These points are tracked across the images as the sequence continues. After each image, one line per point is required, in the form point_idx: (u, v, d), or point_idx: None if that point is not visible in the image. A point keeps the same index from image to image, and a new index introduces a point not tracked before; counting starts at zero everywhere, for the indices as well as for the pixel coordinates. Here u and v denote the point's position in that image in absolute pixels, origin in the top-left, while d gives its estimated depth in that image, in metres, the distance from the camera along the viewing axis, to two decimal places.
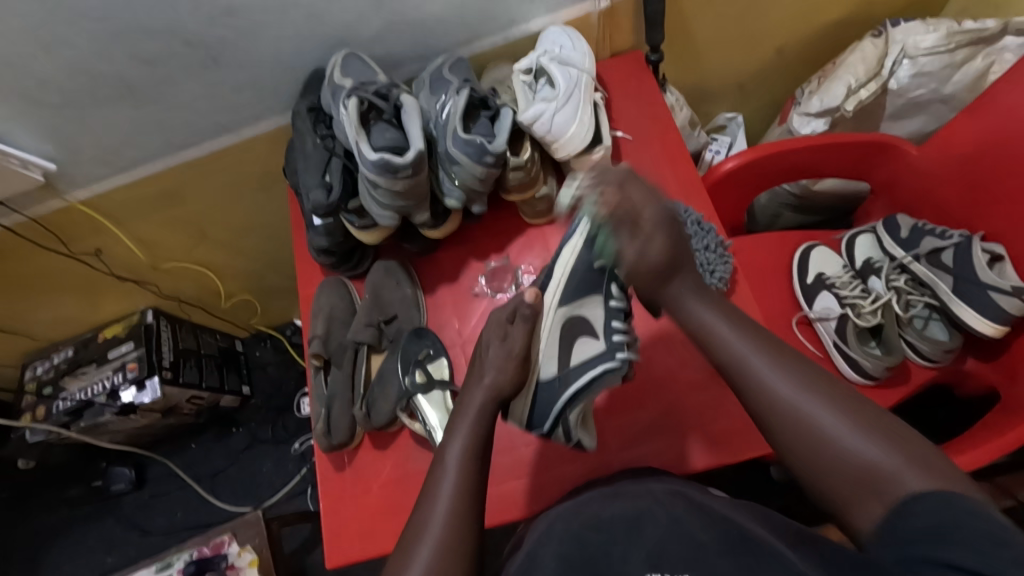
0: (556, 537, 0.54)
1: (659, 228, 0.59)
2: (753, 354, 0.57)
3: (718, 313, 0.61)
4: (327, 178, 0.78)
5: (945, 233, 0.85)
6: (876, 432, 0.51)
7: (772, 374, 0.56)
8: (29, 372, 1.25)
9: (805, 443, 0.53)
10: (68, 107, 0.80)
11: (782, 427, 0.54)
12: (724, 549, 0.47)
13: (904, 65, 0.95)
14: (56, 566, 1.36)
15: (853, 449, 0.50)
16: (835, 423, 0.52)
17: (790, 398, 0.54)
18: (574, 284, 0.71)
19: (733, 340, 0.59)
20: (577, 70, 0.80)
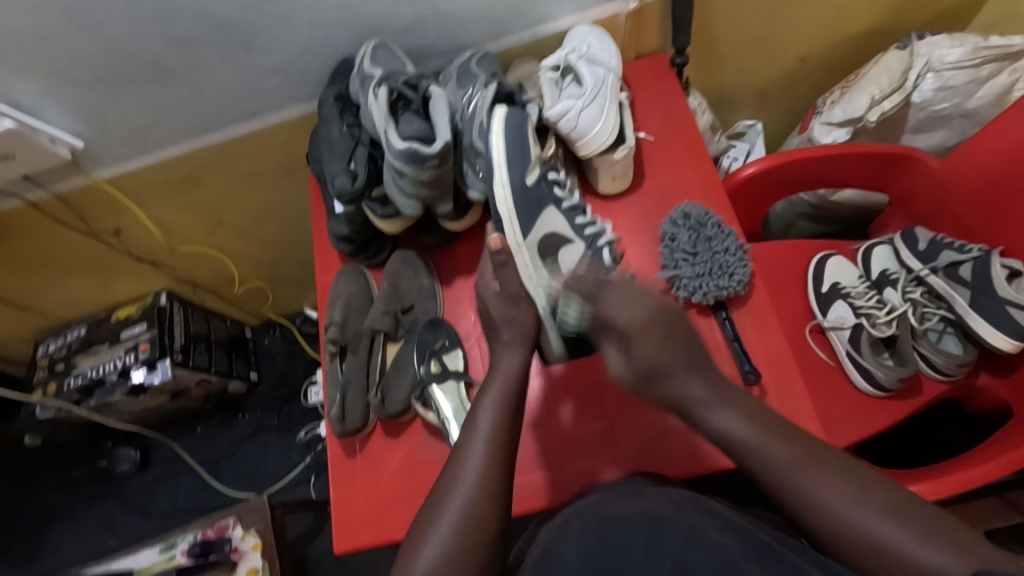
0: (578, 536, 0.54)
1: (644, 331, 0.58)
2: (793, 469, 0.54)
3: (741, 417, 0.58)
4: (352, 166, 0.79)
5: (964, 247, 0.85)
6: (931, 532, 0.48)
7: (816, 483, 0.53)
8: (41, 349, 1.26)
9: (858, 550, 0.50)
10: (100, 86, 0.81)
11: (834, 536, 0.51)
12: (749, 554, 0.50)
13: (929, 79, 0.95)
14: (59, 543, 1.37)
15: (916, 556, 0.48)
16: (883, 528, 0.50)
17: (836, 509, 0.51)
18: (531, 199, 0.74)
19: (762, 447, 0.56)
20: (604, 69, 0.81)
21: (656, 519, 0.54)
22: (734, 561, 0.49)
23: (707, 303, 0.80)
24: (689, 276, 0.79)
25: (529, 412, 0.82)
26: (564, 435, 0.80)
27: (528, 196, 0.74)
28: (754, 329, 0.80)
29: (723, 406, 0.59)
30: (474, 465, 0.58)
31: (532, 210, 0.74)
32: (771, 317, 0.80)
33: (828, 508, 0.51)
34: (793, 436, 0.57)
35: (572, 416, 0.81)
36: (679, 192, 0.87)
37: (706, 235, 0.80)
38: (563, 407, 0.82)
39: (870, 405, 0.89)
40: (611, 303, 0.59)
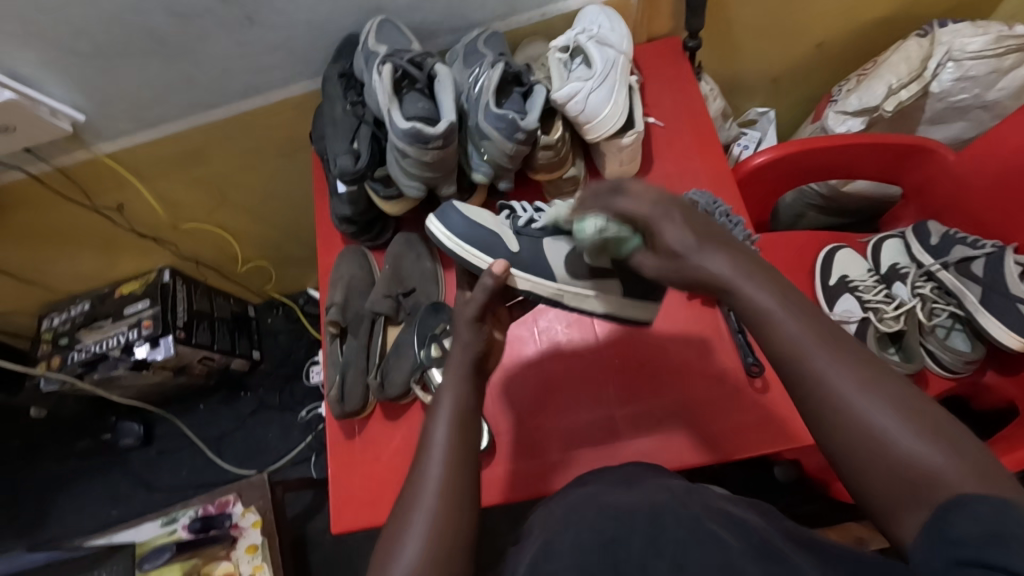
0: (572, 534, 0.53)
1: (680, 219, 0.57)
2: (818, 351, 0.50)
3: (771, 289, 0.53)
4: (355, 146, 0.77)
5: (976, 243, 0.83)
6: (942, 439, 0.44)
7: (831, 364, 0.49)
8: (45, 323, 1.26)
9: (856, 438, 0.46)
10: (101, 59, 0.80)
11: (832, 423, 0.48)
12: (751, 554, 0.47)
13: (949, 68, 0.92)
14: (63, 514, 1.38)
15: (917, 457, 0.44)
16: (888, 420, 0.46)
17: (841, 388, 0.48)
18: (527, 254, 0.69)
19: (783, 315, 0.52)
20: (614, 51, 0.79)
21: (656, 512, 0.53)
22: (737, 563, 0.46)
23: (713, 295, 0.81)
24: None
25: (560, 381, 0.82)
26: (565, 419, 0.80)
27: (523, 253, 0.69)
28: None
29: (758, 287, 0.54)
30: (470, 456, 0.56)
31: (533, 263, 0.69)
32: None
33: (829, 386, 0.48)
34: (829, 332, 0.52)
35: (566, 406, 0.81)
36: (688, 178, 0.85)
37: (713, 225, 0.78)
38: (557, 397, 0.81)
39: None
40: (629, 197, 0.58)
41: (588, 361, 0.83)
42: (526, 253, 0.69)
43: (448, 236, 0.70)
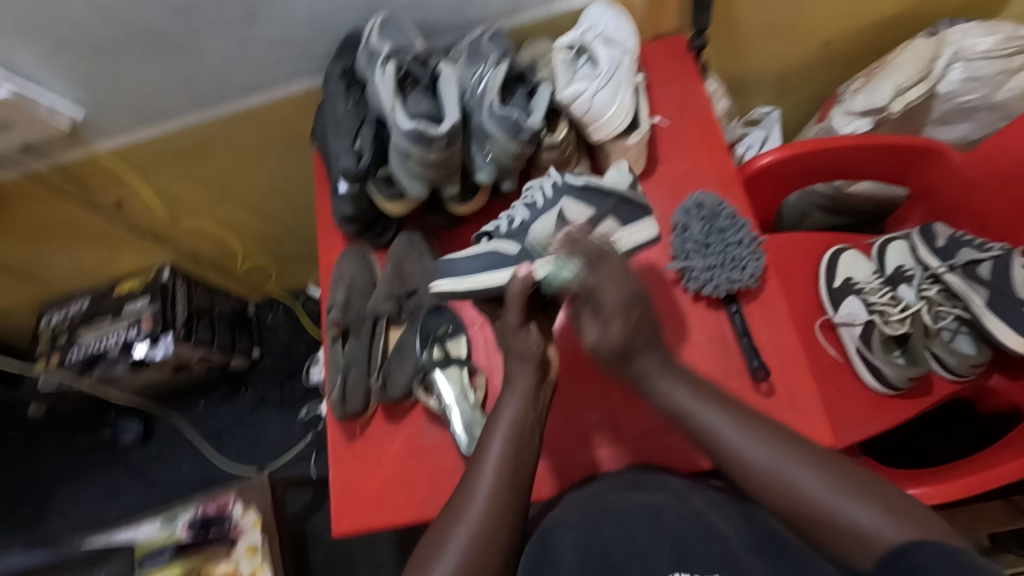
0: (577, 527, 0.57)
1: (621, 313, 0.62)
2: (724, 427, 0.57)
3: (683, 384, 0.62)
4: (358, 145, 0.77)
5: (983, 245, 0.83)
6: (865, 495, 0.49)
7: (745, 442, 0.56)
8: (44, 320, 1.25)
9: (786, 504, 0.52)
10: (101, 55, 0.79)
11: (768, 491, 0.53)
12: (752, 549, 0.53)
13: (957, 68, 0.91)
14: (62, 510, 1.38)
15: (845, 513, 0.49)
16: (813, 480, 0.51)
17: (764, 461, 0.54)
18: (529, 247, 0.70)
19: (701, 409, 0.59)
20: (620, 50, 0.78)
21: (657, 508, 0.56)
22: (735, 555, 0.50)
23: (718, 296, 0.78)
24: (701, 268, 0.77)
25: (567, 389, 0.80)
26: (576, 421, 0.78)
27: (523, 249, 0.70)
28: (765, 325, 0.78)
29: (664, 374, 0.63)
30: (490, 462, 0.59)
31: (540, 247, 0.70)
32: (783, 313, 0.78)
33: (753, 461, 0.54)
34: (749, 411, 0.59)
35: (573, 409, 0.79)
36: (694, 178, 0.85)
37: (720, 226, 0.77)
38: (564, 400, 0.79)
39: (878, 404, 0.87)
40: (602, 279, 0.62)
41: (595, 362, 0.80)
42: (526, 245, 0.70)
43: (458, 281, 0.69)
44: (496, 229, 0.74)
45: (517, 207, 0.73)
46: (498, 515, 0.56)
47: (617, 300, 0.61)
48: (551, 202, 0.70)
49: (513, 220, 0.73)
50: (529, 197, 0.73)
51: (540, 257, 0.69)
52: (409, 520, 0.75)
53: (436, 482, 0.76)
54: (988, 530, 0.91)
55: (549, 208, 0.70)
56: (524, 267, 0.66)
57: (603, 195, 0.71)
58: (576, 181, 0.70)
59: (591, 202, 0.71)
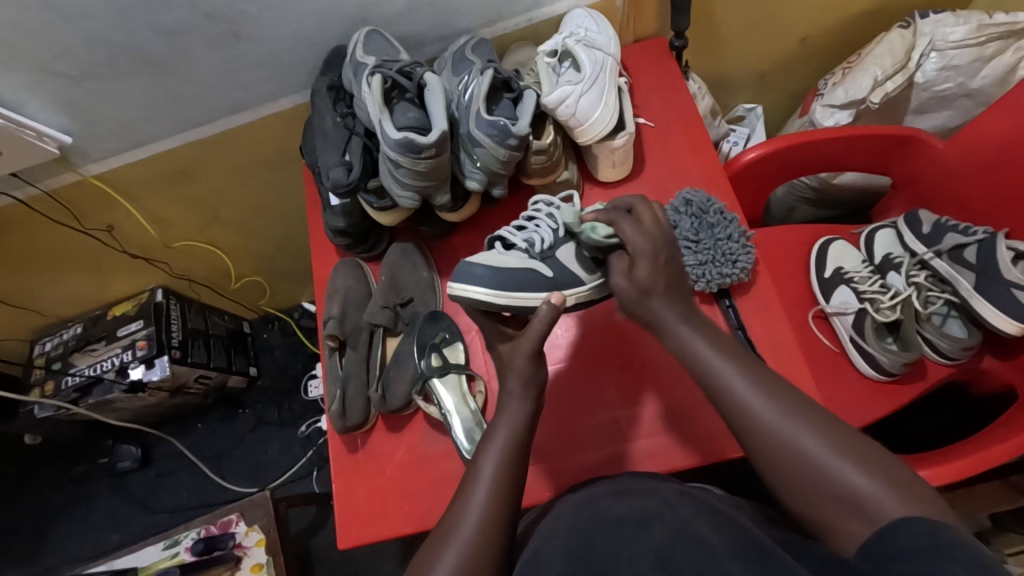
0: (562, 536, 0.57)
1: (648, 257, 0.65)
2: (738, 385, 0.59)
3: (700, 335, 0.64)
4: (347, 158, 0.77)
5: (968, 230, 0.84)
6: (867, 465, 0.51)
7: (761, 404, 0.57)
8: (37, 348, 1.24)
9: (795, 470, 0.53)
10: (87, 80, 0.79)
11: (774, 446, 0.55)
12: (735, 554, 0.48)
13: (932, 58, 0.93)
14: (62, 540, 1.36)
15: (851, 483, 0.50)
16: (817, 445, 0.53)
17: (774, 420, 0.55)
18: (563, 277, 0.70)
19: (711, 353, 0.62)
20: (602, 53, 0.79)
21: (646, 513, 0.56)
22: (719, 562, 0.47)
23: (710, 292, 0.79)
24: (692, 264, 0.77)
25: (564, 393, 0.81)
26: (576, 422, 0.79)
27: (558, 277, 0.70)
28: (757, 316, 0.79)
29: (682, 322, 0.65)
30: (488, 470, 0.60)
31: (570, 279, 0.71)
32: (774, 305, 0.79)
33: (762, 415, 0.56)
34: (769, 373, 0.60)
35: (574, 407, 0.80)
36: (682, 177, 0.86)
37: (708, 222, 0.78)
38: (565, 397, 0.81)
39: (873, 391, 0.88)
40: (628, 224, 0.66)
41: (595, 358, 0.82)
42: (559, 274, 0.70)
43: (494, 294, 0.67)
44: (522, 244, 0.71)
45: (539, 221, 0.73)
46: (488, 537, 0.56)
47: (650, 241, 0.66)
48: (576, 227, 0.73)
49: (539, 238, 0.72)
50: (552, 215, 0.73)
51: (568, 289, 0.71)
52: (415, 529, 0.75)
53: (441, 490, 0.76)
54: (988, 511, 0.92)
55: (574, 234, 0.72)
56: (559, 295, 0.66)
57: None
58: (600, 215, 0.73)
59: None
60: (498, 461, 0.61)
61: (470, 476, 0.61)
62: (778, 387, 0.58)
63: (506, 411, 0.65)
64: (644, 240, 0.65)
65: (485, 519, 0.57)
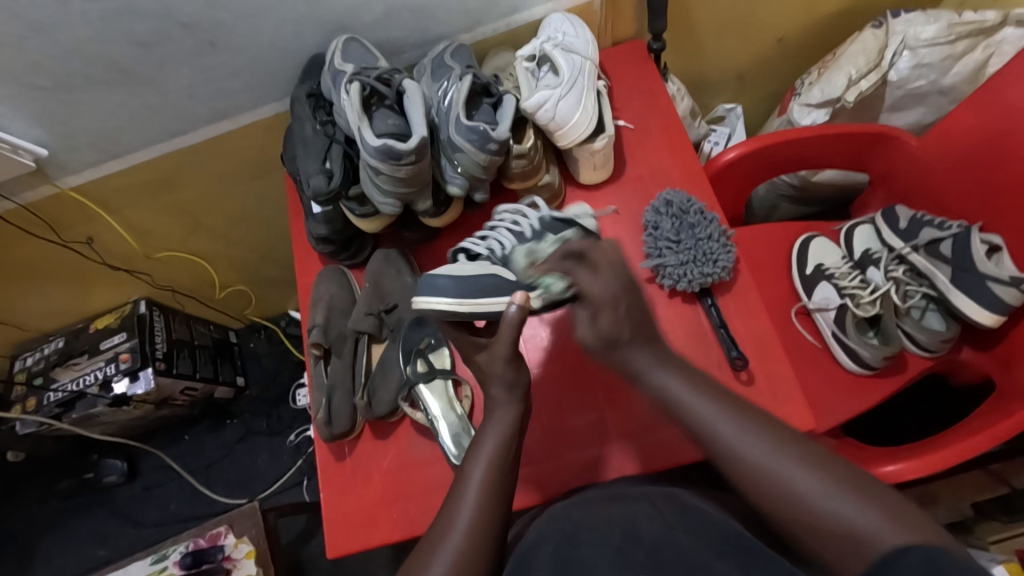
0: (548, 541, 0.58)
1: (610, 306, 0.61)
2: (721, 426, 0.58)
3: (678, 376, 0.62)
4: (327, 165, 0.77)
5: (944, 224, 0.86)
6: (857, 494, 0.51)
7: (742, 438, 0.56)
8: (18, 363, 1.23)
9: (781, 505, 0.53)
10: (61, 92, 0.78)
11: (763, 488, 0.54)
12: (721, 552, 0.52)
13: (905, 57, 0.95)
14: (48, 557, 1.34)
15: (844, 516, 0.50)
16: (809, 483, 0.52)
17: (763, 460, 0.55)
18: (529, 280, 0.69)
19: (689, 398, 0.60)
20: (580, 58, 0.80)
21: (633, 518, 0.59)
22: (707, 562, 0.51)
23: (692, 291, 0.80)
24: (674, 264, 0.78)
25: (550, 397, 0.81)
26: (563, 425, 0.79)
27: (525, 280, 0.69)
28: (739, 315, 0.79)
29: (660, 368, 0.62)
30: (476, 473, 0.60)
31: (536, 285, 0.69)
32: (755, 303, 0.80)
33: (751, 459, 0.55)
34: (747, 406, 0.60)
35: (560, 410, 0.80)
36: (662, 178, 0.86)
37: (689, 222, 0.79)
38: (551, 402, 0.81)
39: (856, 385, 0.89)
40: (585, 277, 0.62)
41: (580, 359, 0.82)
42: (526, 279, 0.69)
43: (458, 302, 0.65)
44: (485, 252, 0.72)
45: (501, 231, 0.73)
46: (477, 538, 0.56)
47: (609, 290, 0.62)
48: (540, 235, 0.72)
49: (501, 246, 0.73)
50: (516, 224, 0.74)
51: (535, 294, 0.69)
52: (406, 535, 0.74)
53: (430, 496, 0.75)
54: (970, 499, 0.93)
55: (538, 241, 0.72)
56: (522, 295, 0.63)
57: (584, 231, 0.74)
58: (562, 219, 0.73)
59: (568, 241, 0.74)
60: (486, 465, 0.61)
61: (459, 481, 0.61)
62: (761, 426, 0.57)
63: (492, 417, 0.65)
64: (604, 288, 0.61)
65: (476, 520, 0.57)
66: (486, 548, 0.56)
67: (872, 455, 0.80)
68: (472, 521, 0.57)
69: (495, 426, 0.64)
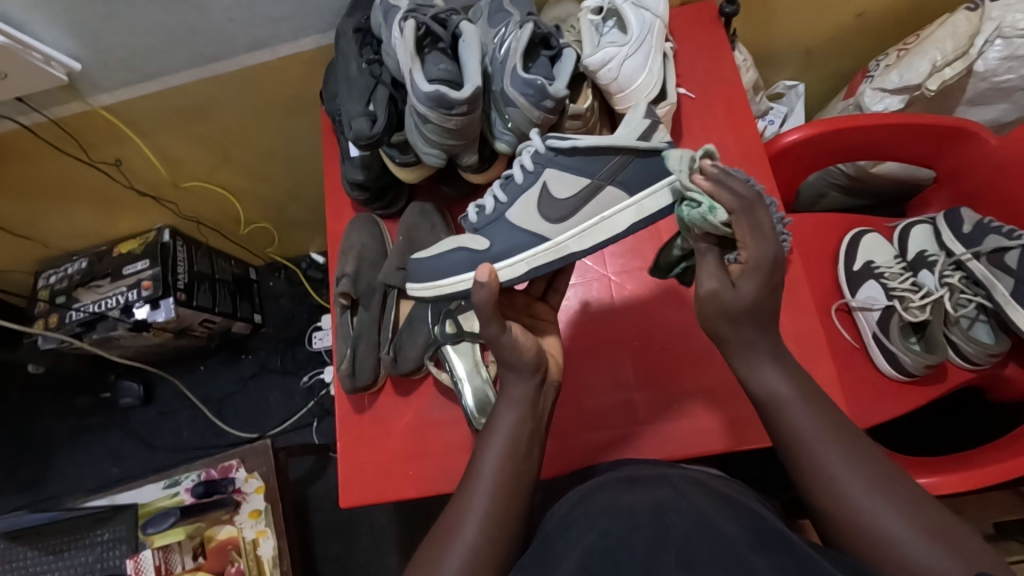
0: (577, 520, 0.57)
1: (761, 271, 0.53)
2: (819, 443, 0.52)
3: (788, 379, 0.55)
4: (371, 108, 0.73)
5: (1011, 233, 0.80)
6: (955, 549, 0.45)
7: (836, 461, 0.51)
8: (41, 280, 1.22)
9: (859, 537, 0.48)
10: (98, 3, 0.74)
11: (844, 523, 0.49)
12: (757, 548, 0.50)
13: (997, 46, 0.88)
14: (64, 469, 1.38)
15: (927, 566, 0.45)
16: (898, 527, 0.47)
17: (854, 492, 0.49)
18: (502, 246, 0.66)
19: (791, 397, 0.55)
20: (650, 15, 0.74)
21: (659, 506, 0.57)
22: (744, 556, 0.48)
23: None
24: None
25: (578, 371, 0.79)
26: (586, 402, 0.78)
27: (495, 247, 0.67)
28: (785, 308, 0.76)
29: (770, 359, 0.56)
30: (491, 462, 0.58)
31: (512, 246, 0.66)
32: (805, 300, 0.76)
33: (840, 486, 0.50)
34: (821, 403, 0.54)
35: (586, 384, 0.78)
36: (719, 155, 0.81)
37: None
38: (575, 375, 0.79)
39: (892, 392, 0.86)
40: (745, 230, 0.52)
41: (610, 338, 0.80)
42: (499, 244, 0.66)
43: (424, 287, 0.70)
44: (476, 214, 0.69)
45: (494, 186, 0.68)
46: (496, 536, 0.54)
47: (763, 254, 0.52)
48: (532, 175, 0.64)
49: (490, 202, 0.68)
50: (509, 170, 0.67)
51: (505, 260, 0.66)
52: (419, 493, 0.74)
53: (448, 456, 0.75)
54: (991, 518, 0.91)
55: (529, 185, 0.65)
56: (486, 271, 0.60)
57: (601, 157, 0.62)
58: (558, 141, 0.62)
59: (582, 167, 0.63)
60: (501, 450, 0.59)
61: (479, 461, 0.59)
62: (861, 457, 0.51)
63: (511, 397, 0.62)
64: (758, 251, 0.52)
65: (491, 508, 0.56)
66: (500, 541, 0.55)
67: (898, 462, 0.78)
68: (493, 499, 0.56)
69: (509, 407, 0.61)
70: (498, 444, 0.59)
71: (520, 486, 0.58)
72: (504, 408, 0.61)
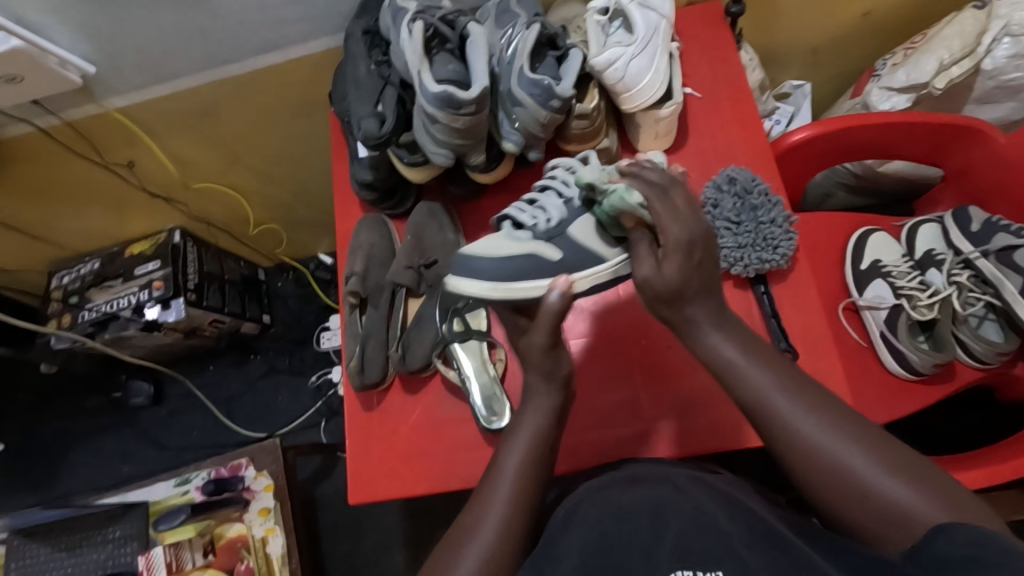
0: (583, 520, 0.58)
1: (682, 251, 0.54)
2: (780, 401, 0.54)
3: (734, 340, 0.57)
4: (379, 109, 0.74)
5: (1019, 232, 0.80)
6: (918, 478, 0.48)
7: (797, 412, 0.53)
8: (54, 281, 1.24)
9: (825, 480, 0.51)
10: (112, 7, 0.75)
11: (812, 470, 0.51)
12: (753, 544, 0.50)
13: (1004, 44, 0.87)
14: (76, 467, 1.40)
15: (889, 493, 0.48)
16: (863, 463, 0.50)
17: (815, 436, 0.52)
18: (572, 256, 0.63)
19: (737, 359, 0.56)
20: (656, 15, 0.74)
21: (661, 508, 0.57)
22: (739, 553, 0.49)
23: (746, 276, 0.76)
24: (732, 247, 0.75)
25: (585, 371, 0.79)
26: (593, 401, 0.78)
27: (568, 258, 0.63)
28: (792, 305, 0.76)
29: (713, 327, 0.57)
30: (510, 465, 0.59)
31: (579, 262, 0.63)
32: (812, 298, 0.76)
33: (802, 433, 0.52)
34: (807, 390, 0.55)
35: (592, 383, 0.79)
36: (724, 154, 0.82)
37: (751, 204, 0.75)
38: (582, 374, 0.79)
39: (900, 390, 0.86)
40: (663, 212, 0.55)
41: (617, 338, 0.80)
42: (571, 254, 0.63)
43: (493, 287, 0.62)
44: (530, 223, 0.65)
45: (551, 198, 0.65)
46: (511, 538, 0.55)
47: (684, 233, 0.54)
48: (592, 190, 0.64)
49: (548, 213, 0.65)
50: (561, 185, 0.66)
51: (580, 271, 0.63)
52: (427, 490, 0.75)
53: (457, 454, 0.75)
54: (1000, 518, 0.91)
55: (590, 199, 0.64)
56: (563, 279, 0.59)
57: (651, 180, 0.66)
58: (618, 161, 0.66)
59: None
60: (520, 453, 0.60)
61: (493, 465, 0.60)
62: (816, 402, 0.53)
63: (533, 403, 0.63)
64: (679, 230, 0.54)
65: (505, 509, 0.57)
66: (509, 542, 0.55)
67: None
68: (506, 501, 0.57)
69: (533, 412, 0.63)
70: (521, 443, 0.60)
71: (532, 486, 0.58)
72: (528, 416, 0.63)
